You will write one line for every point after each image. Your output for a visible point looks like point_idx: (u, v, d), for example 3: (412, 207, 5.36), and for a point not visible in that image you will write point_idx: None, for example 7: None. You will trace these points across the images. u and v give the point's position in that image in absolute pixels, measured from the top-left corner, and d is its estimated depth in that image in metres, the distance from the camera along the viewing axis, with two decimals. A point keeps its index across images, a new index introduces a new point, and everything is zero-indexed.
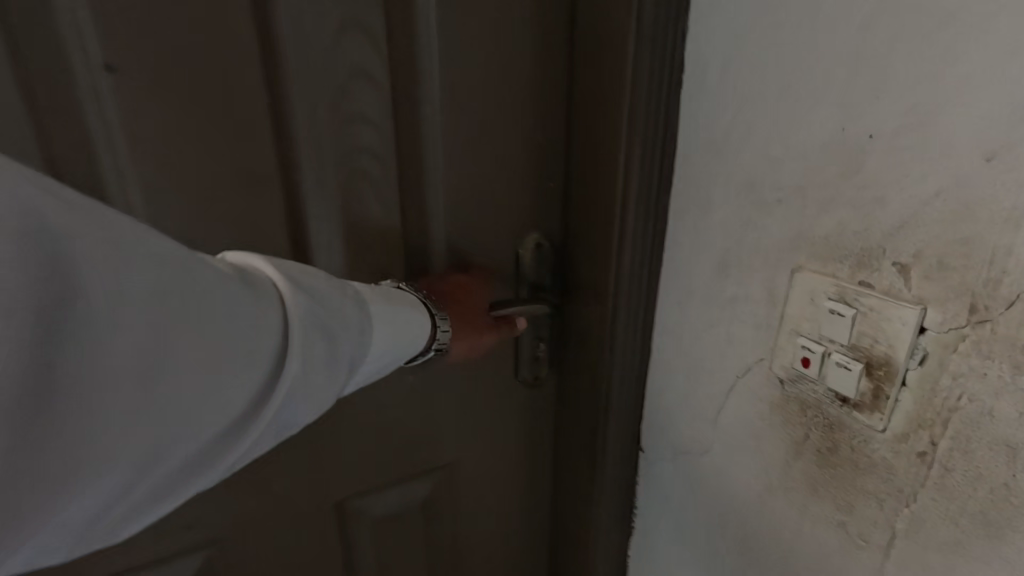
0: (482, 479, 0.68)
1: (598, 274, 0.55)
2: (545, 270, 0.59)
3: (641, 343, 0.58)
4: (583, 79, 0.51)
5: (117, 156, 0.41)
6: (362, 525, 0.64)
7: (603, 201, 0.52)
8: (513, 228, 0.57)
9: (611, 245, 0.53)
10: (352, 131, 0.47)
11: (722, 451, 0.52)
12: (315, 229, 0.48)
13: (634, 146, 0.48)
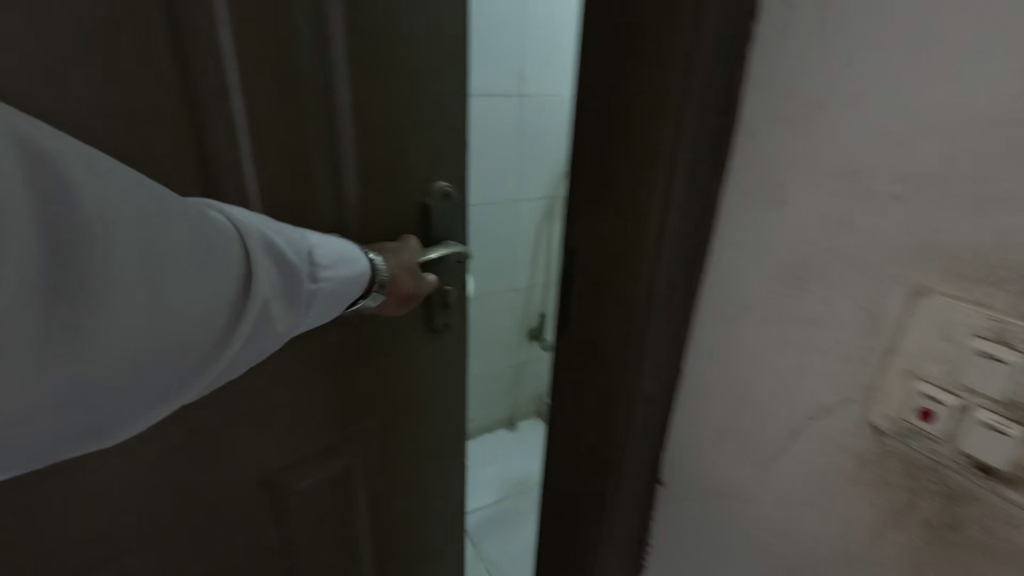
0: (418, 424, 0.77)
1: (624, 280, 0.46)
2: (442, 218, 0.64)
3: (671, 368, 0.48)
4: (622, 37, 0.40)
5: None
6: (303, 483, 0.67)
7: (639, 193, 0.42)
8: (423, 179, 0.61)
9: (644, 248, 0.43)
10: (264, 84, 0.47)
11: (777, 502, 0.43)
12: (225, 176, 0.47)
13: (687, 125, 0.38)
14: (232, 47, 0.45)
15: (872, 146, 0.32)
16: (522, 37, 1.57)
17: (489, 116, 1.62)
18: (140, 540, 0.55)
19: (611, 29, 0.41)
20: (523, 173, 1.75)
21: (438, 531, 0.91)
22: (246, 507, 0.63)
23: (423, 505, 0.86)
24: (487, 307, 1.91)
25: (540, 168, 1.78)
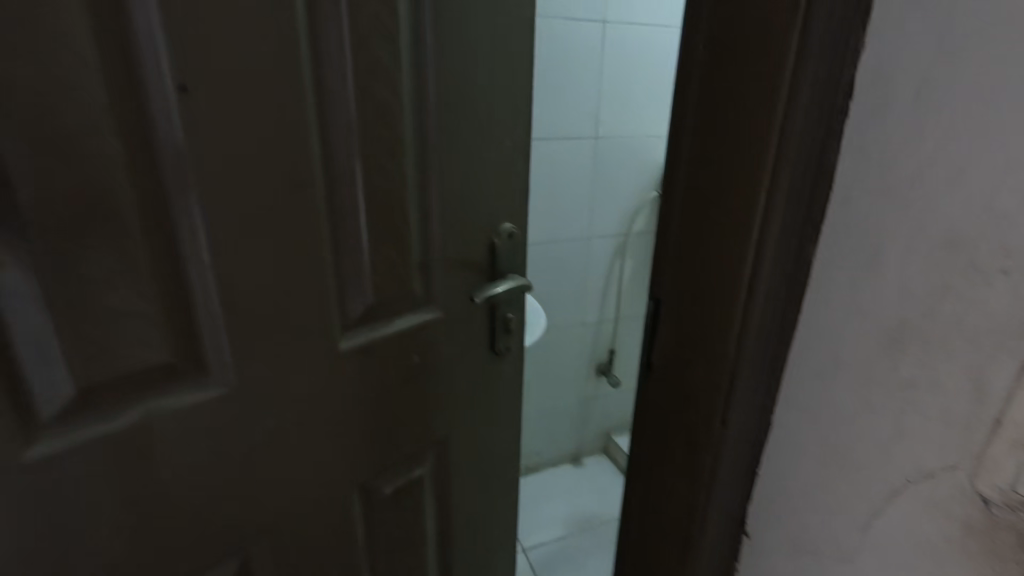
0: (483, 407, 1.01)
1: (713, 336, 0.48)
2: (505, 254, 0.93)
3: (759, 423, 0.49)
4: (717, 118, 0.45)
5: (153, 140, 0.53)
6: (406, 448, 0.89)
7: (731, 257, 0.45)
8: (493, 221, 0.90)
9: (734, 307, 0.46)
10: (388, 167, 0.74)
11: (877, 564, 0.43)
12: (361, 221, 0.72)
13: (780, 199, 0.41)
14: (362, 141, 0.69)
15: (972, 220, 0.33)
16: (599, 85, 1.63)
17: (564, 159, 1.68)
18: (292, 495, 0.75)
19: (705, 111, 0.46)
20: (597, 212, 1.80)
21: (500, 503, 1.14)
22: (365, 471, 0.83)
23: (489, 476, 1.08)
24: (557, 341, 1.94)
25: (614, 207, 1.81)
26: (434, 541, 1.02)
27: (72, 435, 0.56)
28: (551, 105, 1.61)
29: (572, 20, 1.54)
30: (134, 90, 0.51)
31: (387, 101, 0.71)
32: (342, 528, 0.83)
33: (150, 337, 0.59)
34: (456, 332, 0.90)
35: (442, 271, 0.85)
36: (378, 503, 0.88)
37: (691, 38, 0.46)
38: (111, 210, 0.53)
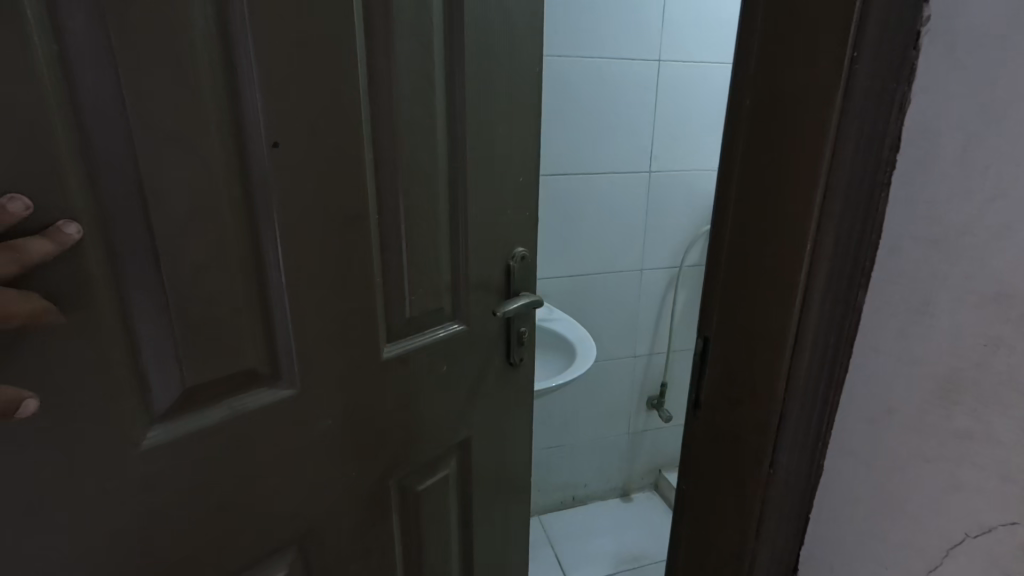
0: (497, 417, 1.08)
1: (757, 383, 0.49)
2: (521, 274, 1.02)
3: (807, 471, 0.49)
4: (760, 177, 0.47)
5: (251, 180, 0.62)
6: (430, 454, 0.96)
7: (775, 307, 0.47)
8: (511, 245, 1.00)
9: (779, 356, 0.47)
10: (424, 202, 0.83)
11: None
12: (395, 248, 0.80)
13: (820, 254, 0.43)
14: (402, 178, 0.78)
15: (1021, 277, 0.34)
16: (650, 122, 1.67)
17: (614, 193, 1.71)
18: (333, 499, 0.82)
19: (748, 172, 0.48)
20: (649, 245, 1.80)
21: (512, 509, 1.20)
22: (393, 477, 0.90)
23: (502, 484, 1.15)
24: (607, 373, 1.93)
25: (665, 240, 1.81)
26: (452, 547, 1.08)
27: (180, 425, 0.63)
28: (603, 141, 1.65)
29: (625, 60, 1.58)
30: (240, 137, 0.61)
31: (427, 142, 0.81)
32: (373, 529, 0.90)
33: (240, 347, 0.66)
34: (476, 345, 0.98)
35: (464, 291, 0.94)
36: (411, 502, 0.95)
37: (737, 100, 0.49)
38: (218, 237, 0.61)
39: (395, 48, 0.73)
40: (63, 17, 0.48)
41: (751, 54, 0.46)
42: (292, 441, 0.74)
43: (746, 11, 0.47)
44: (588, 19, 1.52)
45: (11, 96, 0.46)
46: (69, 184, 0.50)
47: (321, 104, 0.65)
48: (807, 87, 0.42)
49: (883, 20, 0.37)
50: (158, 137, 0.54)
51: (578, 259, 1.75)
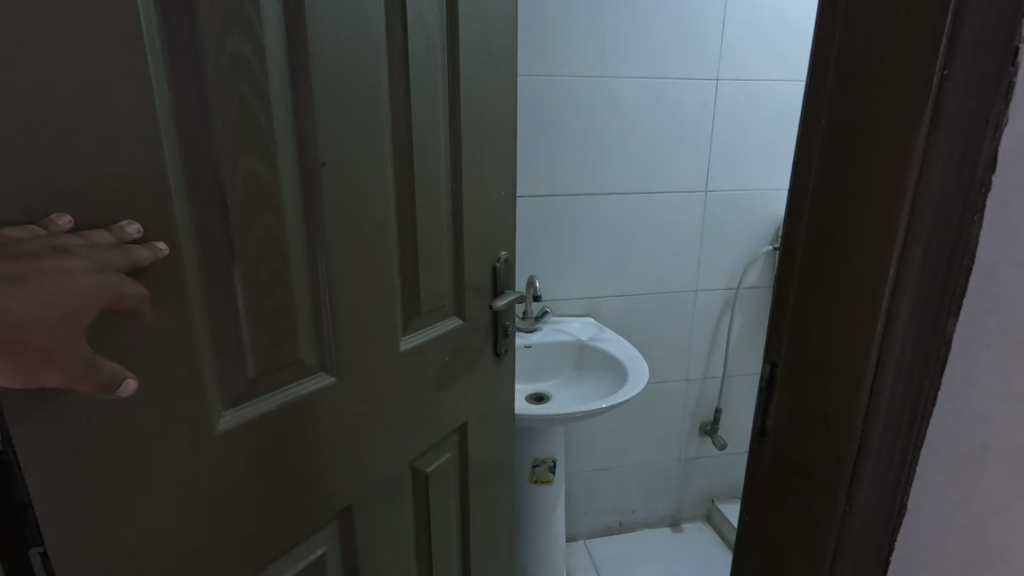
0: (487, 407, 1.17)
1: (832, 415, 0.47)
2: (505, 273, 1.13)
3: (887, 514, 0.46)
4: (838, 202, 0.46)
5: (302, 189, 0.70)
6: (437, 441, 1.03)
7: (852, 336, 0.45)
8: (497, 245, 1.11)
9: (857, 388, 0.45)
10: (431, 206, 0.92)
11: None
12: (408, 247, 0.89)
13: (904, 284, 0.41)
14: (414, 185, 0.88)
15: None
16: (709, 142, 1.64)
17: (671, 211, 1.69)
18: (364, 487, 0.87)
19: (825, 196, 0.47)
20: (705, 266, 1.76)
21: (502, 497, 1.28)
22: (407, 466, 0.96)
23: (492, 471, 1.23)
24: (659, 395, 1.88)
25: (724, 260, 1.77)
26: (454, 533, 1.14)
27: (247, 410, 0.68)
28: (659, 161, 1.63)
29: (680, 79, 1.57)
30: (296, 152, 0.69)
31: (432, 152, 0.91)
32: (392, 514, 0.95)
33: (293, 342, 0.73)
34: (471, 336, 1.08)
35: (461, 289, 1.03)
36: (424, 486, 1.02)
37: (813, 120, 0.48)
38: (277, 239, 0.68)
39: (408, 71, 0.83)
40: (172, 53, 0.55)
41: (829, 79, 0.46)
42: (334, 429, 0.80)
43: (825, 32, 0.47)
44: (644, 41, 1.53)
45: (134, 119, 0.53)
46: (171, 192, 0.56)
47: (357, 122, 0.75)
48: (889, 111, 0.41)
49: (976, 42, 0.36)
50: (235, 154, 0.62)
51: (627, 277, 1.73)
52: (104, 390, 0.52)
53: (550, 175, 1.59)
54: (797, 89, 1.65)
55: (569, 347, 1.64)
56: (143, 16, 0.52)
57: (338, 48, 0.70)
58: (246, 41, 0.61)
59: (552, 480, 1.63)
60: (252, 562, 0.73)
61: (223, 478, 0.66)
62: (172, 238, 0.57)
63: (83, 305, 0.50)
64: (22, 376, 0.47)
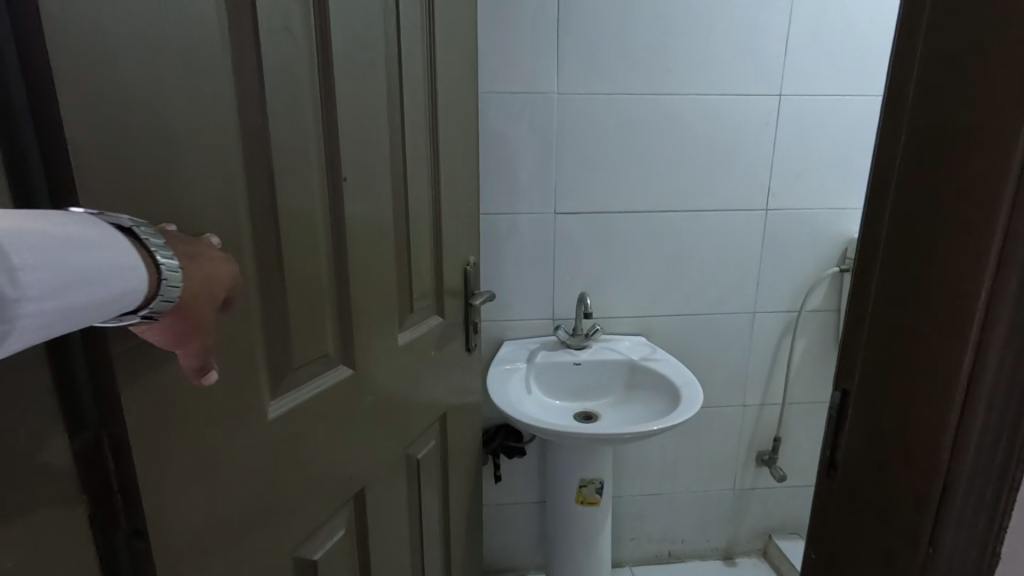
0: (459, 404, 1.26)
1: (911, 442, 0.44)
2: (474, 276, 1.26)
3: (971, 557, 0.42)
4: (921, 217, 0.43)
5: (335, 198, 0.77)
6: (424, 434, 1.11)
7: (937, 362, 0.42)
8: (469, 249, 1.24)
9: (940, 417, 0.42)
10: (422, 216, 1.02)
11: None
12: (405, 252, 0.97)
13: (993, 309, 0.38)
14: (409, 196, 0.96)
15: None
16: (771, 158, 1.59)
17: (734, 226, 1.63)
18: (375, 473, 0.93)
19: (907, 211, 0.45)
20: (765, 287, 1.69)
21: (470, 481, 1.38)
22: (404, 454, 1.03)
23: (465, 458, 1.33)
24: (715, 422, 1.80)
25: (786, 283, 1.69)
26: (435, 522, 1.20)
27: (288, 401, 0.73)
28: (718, 178, 1.60)
29: (745, 94, 1.54)
30: (334, 165, 0.76)
31: (421, 167, 1.00)
32: (390, 503, 1.00)
33: (324, 337, 0.78)
34: (448, 333, 1.17)
35: (441, 292, 1.13)
36: (414, 474, 1.08)
37: (893, 137, 0.47)
38: (315, 241, 0.74)
39: (402, 93, 0.91)
40: (240, 74, 0.61)
41: (913, 90, 0.44)
42: (353, 417, 0.86)
43: (907, 48, 0.46)
44: (705, 57, 1.51)
45: (218, 134, 0.59)
46: (238, 199, 0.62)
47: (371, 139, 0.83)
48: (977, 124, 0.38)
49: None
50: (288, 164, 0.69)
51: (683, 298, 1.69)
52: (192, 374, 0.54)
53: (603, 192, 1.59)
54: (875, 105, 1.58)
55: (619, 365, 1.61)
56: (222, 44, 0.59)
57: (356, 75, 0.79)
58: (293, 66, 0.68)
59: (598, 503, 1.59)
60: (290, 541, 0.76)
61: (268, 464, 0.70)
62: (236, 237, 0.62)
63: (220, 291, 0.55)
64: (169, 342, 0.50)
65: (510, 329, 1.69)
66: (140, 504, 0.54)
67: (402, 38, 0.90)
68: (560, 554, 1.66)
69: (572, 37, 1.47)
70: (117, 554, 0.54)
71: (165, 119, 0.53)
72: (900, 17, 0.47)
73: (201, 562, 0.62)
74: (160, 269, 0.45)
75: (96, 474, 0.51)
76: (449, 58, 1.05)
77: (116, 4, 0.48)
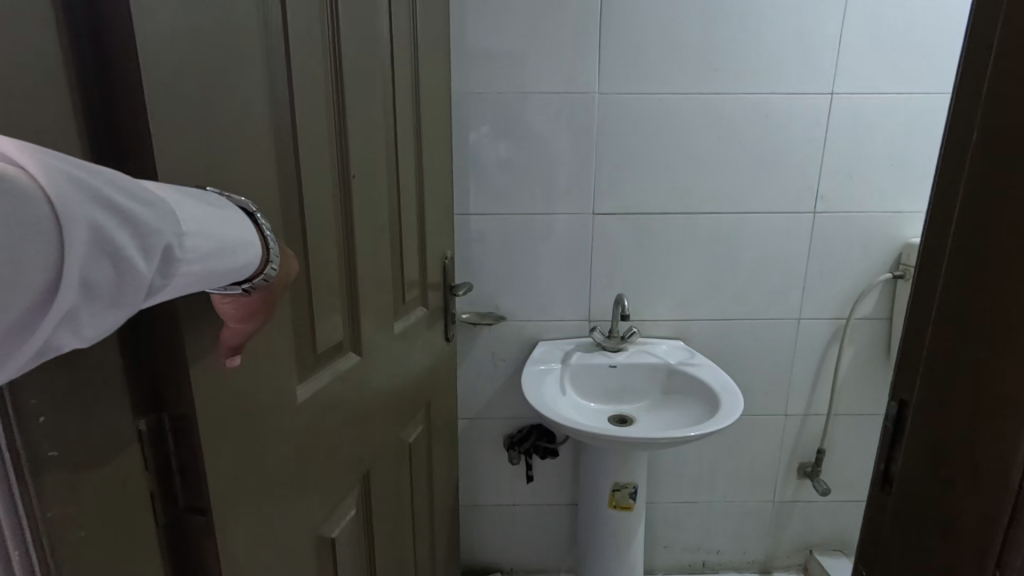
0: (440, 391, 1.29)
1: (977, 451, 0.42)
2: (452, 270, 1.30)
3: None
4: (992, 216, 0.41)
5: (348, 194, 0.81)
6: (415, 422, 1.14)
7: (1011, 370, 0.39)
8: (446, 244, 1.28)
9: (1012, 427, 0.39)
10: (410, 210, 1.06)
11: None
12: (399, 245, 1.01)
13: None
14: (398, 188, 0.99)
15: None
16: (819, 160, 1.53)
17: (783, 230, 1.58)
18: (378, 455, 0.96)
19: (976, 209, 0.42)
20: (812, 293, 1.63)
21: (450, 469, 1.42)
22: (400, 440, 1.06)
23: (447, 441, 1.36)
24: (757, 430, 1.75)
25: (836, 289, 1.63)
26: (421, 507, 1.22)
27: (313, 385, 0.75)
28: (771, 180, 1.55)
29: (798, 93, 1.49)
30: (345, 162, 0.80)
31: (409, 161, 1.04)
32: (387, 488, 1.02)
33: (338, 325, 0.81)
34: (432, 323, 1.20)
35: (424, 285, 1.16)
36: (406, 458, 1.11)
37: (963, 136, 0.44)
38: (330, 232, 0.77)
39: (393, 91, 0.95)
40: (274, 76, 0.65)
41: (986, 84, 0.42)
42: (361, 400, 0.88)
43: (981, 42, 0.43)
44: (760, 56, 1.46)
45: (262, 131, 0.62)
46: (275, 193, 0.65)
47: (371, 136, 0.87)
48: None
49: None
50: (313, 159, 0.72)
51: (727, 303, 1.65)
52: (225, 352, 0.57)
53: (644, 194, 1.57)
54: (935, 107, 1.50)
55: (656, 369, 1.58)
56: (263, 46, 0.62)
57: (358, 75, 0.82)
58: (314, 69, 0.71)
59: (631, 508, 1.57)
60: (314, 518, 0.79)
61: (298, 443, 0.73)
62: (276, 229, 0.65)
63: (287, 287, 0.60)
64: (238, 315, 0.55)
65: (546, 329, 1.68)
66: (202, 478, 0.57)
67: (393, 42, 0.95)
68: (591, 556, 1.65)
69: (614, 37, 1.46)
70: (176, 521, 0.57)
71: (220, 117, 0.56)
72: (973, 12, 0.45)
73: (250, 535, 0.65)
74: (271, 252, 0.53)
75: (163, 443, 0.54)
76: (427, 58, 1.10)
77: (184, 9, 0.51)
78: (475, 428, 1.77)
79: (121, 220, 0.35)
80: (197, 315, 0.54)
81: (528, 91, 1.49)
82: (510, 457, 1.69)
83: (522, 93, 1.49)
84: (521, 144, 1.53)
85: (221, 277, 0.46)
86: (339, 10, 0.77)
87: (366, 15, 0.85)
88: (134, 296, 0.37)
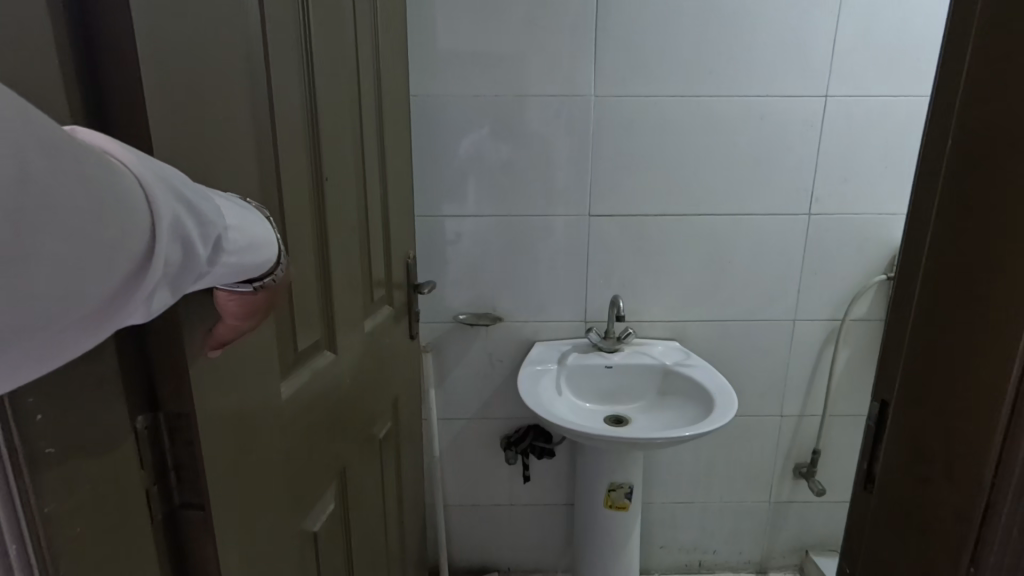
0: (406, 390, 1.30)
1: (954, 448, 0.43)
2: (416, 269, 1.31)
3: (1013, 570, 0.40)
4: (967, 222, 0.42)
5: (321, 196, 0.82)
6: (383, 421, 1.15)
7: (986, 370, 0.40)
8: (408, 244, 1.30)
9: (987, 424, 0.40)
10: (377, 211, 1.07)
11: None
12: (367, 246, 1.03)
13: None
14: (365, 190, 1.01)
15: None
16: (815, 161, 1.54)
17: (780, 231, 1.59)
18: (351, 452, 0.98)
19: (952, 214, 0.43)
20: (809, 293, 1.64)
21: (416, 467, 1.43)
22: (369, 437, 1.07)
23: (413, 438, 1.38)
24: (751, 430, 1.76)
25: (835, 290, 1.63)
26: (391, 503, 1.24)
27: (295, 383, 0.77)
28: (773, 177, 1.55)
29: (794, 96, 1.50)
30: (318, 163, 0.82)
31: (374, 163, 1.06)
32: (359, 485, 1.03)
33: (315, 324, 0.83)
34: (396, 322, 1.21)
35: (390, 285, 1.18)
36: (377, 455, 1.12)
37: (940, 142, 0.45)
38: (307, 233, 0.79)
39: (359, 95, 0.97)
40: (255, 81, 0.66)
41: (962, 92, 0.43)
42: (336, 398, 0.90)
43: (957, 49, 0.44)
44: (751, 58, 1.47)
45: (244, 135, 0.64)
46: (257, 195, 0.66)
47: (339, 139, 0.89)
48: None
49: None
50: (289, 161, 0.74)
51: (726, 303, 1.65)
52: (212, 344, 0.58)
53: (640, 195, 1.57)
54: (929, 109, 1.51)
55: (650, 370, 1.60)
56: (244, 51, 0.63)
57: (326, 79, 0.84)
58: (288, 74, 0.73)
59: (627, 507, 1.58)
60: (297, 515, 0.80)
61: (282, 440, 0.74)
62: None
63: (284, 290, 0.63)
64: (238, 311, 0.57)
65: (544, 330, 1.69)
66: (201, 472, 0.59)
67: (358, 46, 0.96)
68: (587, 555, 1.66)
69: (611, 39, 1.47)
70: (174, 515, 0.58)
71: (207, 122, 0.57)
72: (949, 18, 0.46)
73: (242, 530, 0.66)
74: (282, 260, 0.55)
75: (162, 438, 0.56)
76: (389, 62, 1.12)
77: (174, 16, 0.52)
78: (467, 428, 1.78)
79: (189, 209, 0.37)
80: (196, 314, 0.55)
81: (524, 92, 1.50)
82: (507, 457, 1.69)
83: (521, 95, 1.50)
84: (521, 145, 1.54)
85: (246, 271, 0.48)
86: (309, 16, 0.78)
87: (333, 20, 0.86)
88: (190, 280, 0.38)
